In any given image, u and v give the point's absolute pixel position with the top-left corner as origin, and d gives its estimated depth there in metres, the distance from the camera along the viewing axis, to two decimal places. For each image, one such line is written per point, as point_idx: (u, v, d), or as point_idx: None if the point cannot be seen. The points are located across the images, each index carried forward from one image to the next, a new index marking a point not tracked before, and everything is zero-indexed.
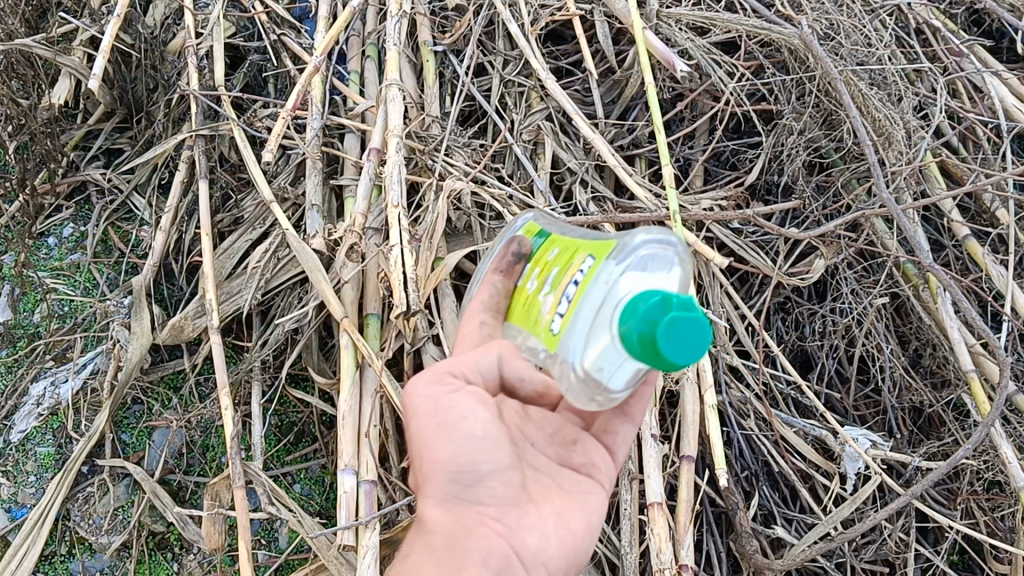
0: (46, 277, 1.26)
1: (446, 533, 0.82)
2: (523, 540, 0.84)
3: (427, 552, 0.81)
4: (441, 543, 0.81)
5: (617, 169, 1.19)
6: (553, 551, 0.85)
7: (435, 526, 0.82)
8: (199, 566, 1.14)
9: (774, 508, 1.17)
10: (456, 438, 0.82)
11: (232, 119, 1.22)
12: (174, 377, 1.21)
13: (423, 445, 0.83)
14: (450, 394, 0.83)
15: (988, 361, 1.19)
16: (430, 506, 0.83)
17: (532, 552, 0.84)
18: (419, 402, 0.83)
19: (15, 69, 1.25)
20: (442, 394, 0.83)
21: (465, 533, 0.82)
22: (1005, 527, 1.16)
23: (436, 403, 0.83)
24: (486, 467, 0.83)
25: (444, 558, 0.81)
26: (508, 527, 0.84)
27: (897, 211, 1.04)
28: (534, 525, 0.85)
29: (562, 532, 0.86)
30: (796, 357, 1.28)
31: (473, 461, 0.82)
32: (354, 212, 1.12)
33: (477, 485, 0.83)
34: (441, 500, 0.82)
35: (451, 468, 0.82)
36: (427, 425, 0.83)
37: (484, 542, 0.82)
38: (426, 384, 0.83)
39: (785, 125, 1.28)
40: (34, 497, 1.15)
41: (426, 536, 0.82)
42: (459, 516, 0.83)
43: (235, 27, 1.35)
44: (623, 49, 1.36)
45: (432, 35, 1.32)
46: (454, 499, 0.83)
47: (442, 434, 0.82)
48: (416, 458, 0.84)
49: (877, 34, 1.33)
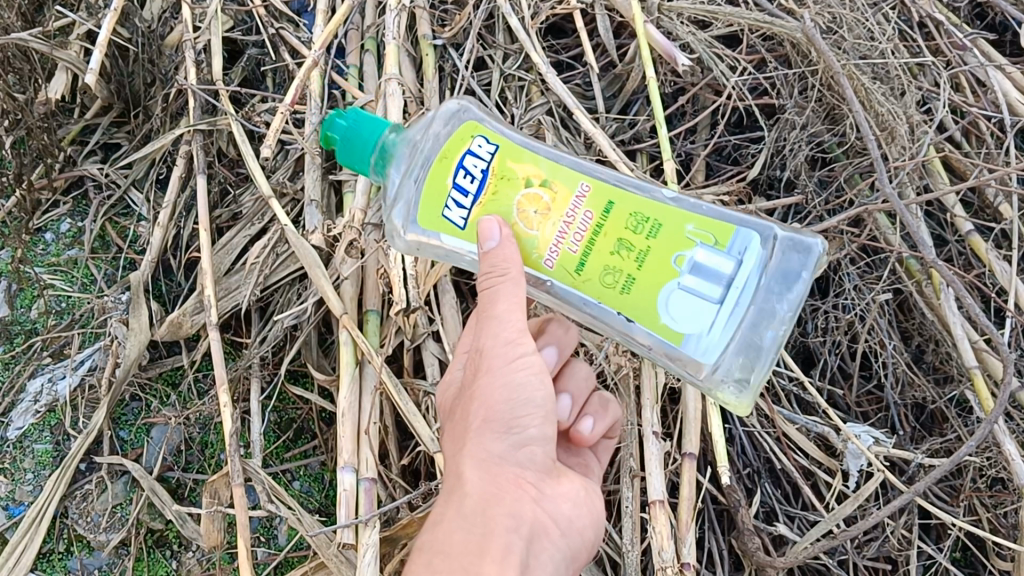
0: (42, 273, 1.25)
1: (487, 500, 0.80)
2: (554, 508, 0.85)
3: (463, 515, 0.80)
4: (476, 507, 0.80)
5: (618, 163, 1.16)
6: (577, 525, 0.88)
7: (473, 489, 0.80)
8: (198, 564, 1.13)
9: (776, 505, 1.16)
10: (516, 400, 0.81)
11: (230, 114, 1.20)
12: (173, 373, 1.21)
13: (481, 400, 0.82)
14: (521, 349, 0.81)
15: (990, 357, 1.19)
16: (471, 467, 0.81)
17: (563, 520, 0.86)
18: (494, 361, 0.82)
19: (10, 63, 1.25)
20: (517, 351, 0.81)
21: (506, 499, 0.80)
22: (1008, 524, 1.15)
23: (512, 358, 0.81)
24: (531, 432, 0.82)
25: (480, 520, 0.79)
26: (543, 494, 0.84)
27: (901, 206, 1.01)
28: (564, 494, 0.87)
29: (584, 504, 0.90)
30: (798, 353, 1.27)
31: (522, 423, 0.82)
32: (353, 208, 1.11)
33: (521, 449, 0.82)
34: (485, 463, 0.81)
35: (499, 430, 0.81)
36: (497, 384, 0.81)
37: (524, 508, 0.81)
38: (499, 339, 0.81)
39: (787, 120, 1.27)
40: (31, 494, 1.14)
41: (462, 499, 0.80)
42: (502, 482, 0.81)
43: (233, 21, 1.34)
44: (624, 42, 1.35)
45: (431, 28, 1.30)
46: (498, 462, 0.81)
47: (504, 393, 0.81)
48: (472, 416, 0.82)
49: (880, 28, 1.32)
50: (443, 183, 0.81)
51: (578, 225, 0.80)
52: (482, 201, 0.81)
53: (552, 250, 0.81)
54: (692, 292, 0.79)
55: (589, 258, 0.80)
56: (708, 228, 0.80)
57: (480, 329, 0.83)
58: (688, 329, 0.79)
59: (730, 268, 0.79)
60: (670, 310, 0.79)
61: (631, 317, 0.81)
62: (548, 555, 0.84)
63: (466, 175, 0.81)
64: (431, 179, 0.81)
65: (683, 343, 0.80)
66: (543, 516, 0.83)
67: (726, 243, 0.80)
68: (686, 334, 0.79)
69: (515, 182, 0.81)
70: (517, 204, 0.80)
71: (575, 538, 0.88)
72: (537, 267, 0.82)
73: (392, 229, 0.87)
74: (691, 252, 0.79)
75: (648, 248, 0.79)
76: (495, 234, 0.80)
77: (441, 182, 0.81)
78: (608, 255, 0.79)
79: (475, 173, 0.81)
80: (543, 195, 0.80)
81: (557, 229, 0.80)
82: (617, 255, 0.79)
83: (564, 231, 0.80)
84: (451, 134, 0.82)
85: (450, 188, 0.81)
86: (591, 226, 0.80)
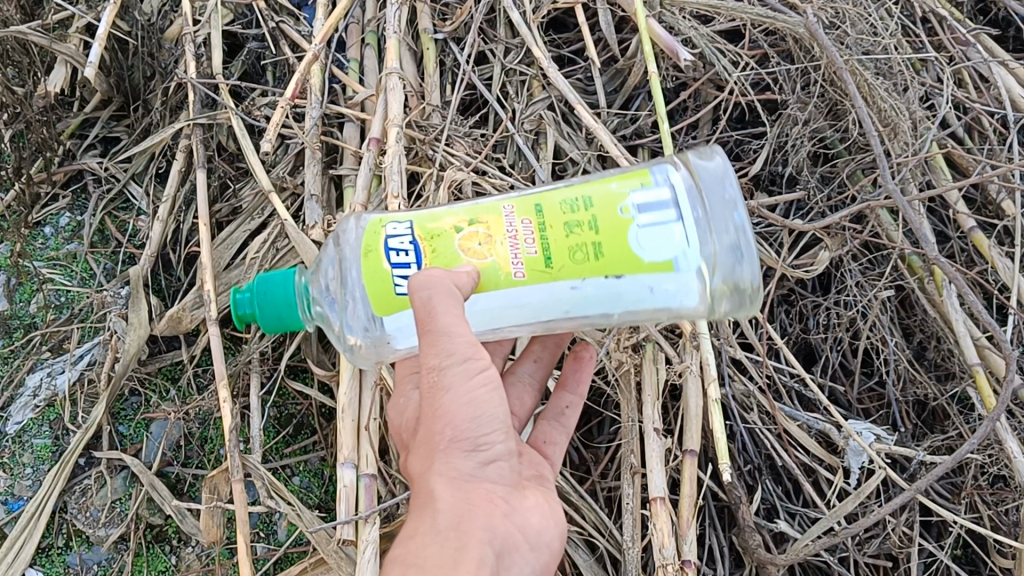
0: (41, 267, 1.24)
1: (462, 516, 0.77)
2: (524, 522, 0.83)
3: (436, 531, 0.77)
4: (450, 524, 0.77)
5: (619, 158, 1.16)
6: (548, 539, 0.86)
7: (444, 506, 0.77)
8: (197, 559, 1.13)
9: (777, 501, 1.16)
10: (481, 416, 0.78)
11: (229, 108, 1.20)
12: (172, 369, 1.20)
13: (445, 418, 0.77)
14: (480, 363, 0.77)
15: (992, 355, 1.18)
16: (441, 485, 0.78)
17: (533, 533, 0.84)
18: (451, 377, 0.76)
19: (9, 56, 1.24)
20: (476, 366, 0.76)
21: (480, 513, 0.78)
22: (1008, 521, 1.15)
23: (472, 374, 0.77)
24: (499, 446, 0.80)
25: (455, 536, 0.77)
26: (513, 508, 0.82)
27: (902, 202, 1.00)
28: (532, 507, 0.86)
29: (552, 516, 0.88)
30: (799, 350, 1.26)
31: (488, 440, 0.79)
32: (354, 203, 1.11)
33: (491, 463, 0.80)
34: (458, 480, 0.78)
35: (467, 447, 0.78)
36: (461, 401, 0.77)
37: (498, 522, 0.80)
38: (454, 356, 0.76)
39: (789, 115, 1.27)
40: (30, 489, 1.14)
41: (433, 515, 0.77)
42: (474, 496, 0.79)
43: (233, 15, 1.33)
44: (625, 37, 1.35)
45: (432, 22, 1.30)
46: (469, 478, 0.79)
47: (470, 410, 0.77)
48: (438, 433, 0.78)
49: (882, 23, 1.31)
50: (381, 272, 0.80)
51: (522, 234, 0.79)
52: (431, 260, 0.80)
53: (515, 266, 0.79)
54: (656, 223, 0.78)
55: (552, 244, 0.78)
56: (629, 178, 0.82)
57: (424, 346, 0.77)
58: (671, 254, 0.78)
59: (668, 183, 0.81)
60: (642, 248, 0.78)
61: (620, 275, 0.78)
62: (521, 569, 0.82)
63: (398, 253, 0.80)
64: (367, 276, 0.80)
65: (676, 268, 0.78)
66: (516, 530, 0.82)
67: (649, 180, 0.81)
68: (674, 258, 0.78)
69: (446, 233, 0.80)
70: (458, 244, 0.80)
71: (546, 552, 0.86)
72: (509, 286, 0.79)
73: (353, 345, 0.83)
74: (629, 198, 0.80)
75: (593, 216, 0.79)
76: (469, 269, 0.79)
77: (377, 272, 0.80)
78: (565, 240, 0.78)
79: (404, 249, 0.80)
80: (477, 229, 0.80)
81: (505, 245, 0.79)
82: (572, 234, 0.78)
83: (516, 244, 0.79)
84: (362, 234, 0.82)
85: (390, 270, 0.79)
86: (535, 226, 0.79)
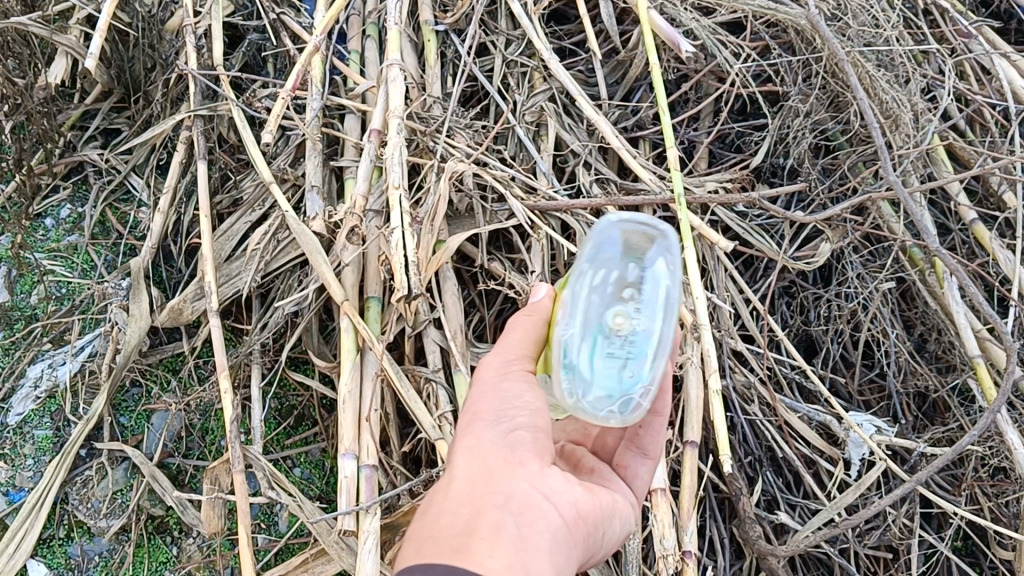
0: (42, 258, 1.25)
1: (476, 481, 0.78)
2: (546, 484, 0.79)
3: (450, 497, 0.78)
4: (463, 488, 0.78)
5: (621, 150, 1.17)
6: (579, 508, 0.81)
7: (459, 471, 0.79)
8: (198, 550, 1.13)
9: (778, 493, 1.15)
10: (503, 393, 0.82)
11: (230, 99, 1.19)
12: (173, 360, 1.21)
13: (471, 401, 0.84)
14: (514, 364, 0.85)
15: (993, 347, 1.18)
16: (459, 454, 0.80)
17: (556, 496, 0.79)
18: (488, 369, 0.86)
19: (10, 47, 1.22)
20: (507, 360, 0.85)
21: (497, 478, 0.78)
22: (1009, 513, 1.16)
23: (500, 370, 0.85)
24: (521, 419, 0.81)
25: (471, 500, 0.77)
26: (534, 474, 0.79)
27: (904, 194, 1.00)
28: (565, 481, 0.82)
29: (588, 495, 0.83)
30: (800, 342, 1.27)
31: (510, 413, 0.81)
32: (354, 194, 1.10)
33: (513, 434, 0.80)
34: (474, 449, 0.80)
35: (488, 420, 0.81)
36: (486, 391, 0.84)
37: (518, 486, 0.77)
38: (496, 357, 0.86)
39: (791, 107, 1.27)
40: (32, 480, 1.14)
41: (449, 481, 0.79)
42: (491, 462, 0.79)
43: (234, 7, 1.33)
44: (626, 28, 1.34)
45: (433, 13, 1.29)
46: (486, 446, 0.80)
47: (495, 393, 0.83)
48: (464, 410, 0.84)
49: (884, 15, 1.31)
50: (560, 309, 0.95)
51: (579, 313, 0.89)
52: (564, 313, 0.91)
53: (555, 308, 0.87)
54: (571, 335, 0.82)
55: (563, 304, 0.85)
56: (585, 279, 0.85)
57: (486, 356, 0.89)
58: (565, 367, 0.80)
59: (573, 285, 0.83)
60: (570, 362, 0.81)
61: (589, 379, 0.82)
62: (547, 536, 0.76)
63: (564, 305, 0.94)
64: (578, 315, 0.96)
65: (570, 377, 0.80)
66: (540, 499, 0.78)
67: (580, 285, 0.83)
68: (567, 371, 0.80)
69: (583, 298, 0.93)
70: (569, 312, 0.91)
71: (574, 512, 0.81)
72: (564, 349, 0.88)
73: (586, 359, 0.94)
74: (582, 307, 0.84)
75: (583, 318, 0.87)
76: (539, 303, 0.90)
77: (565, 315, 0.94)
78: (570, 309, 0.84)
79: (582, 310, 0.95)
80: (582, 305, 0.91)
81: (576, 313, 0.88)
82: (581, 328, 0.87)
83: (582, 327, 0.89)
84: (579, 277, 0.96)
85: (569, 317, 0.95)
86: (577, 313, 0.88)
